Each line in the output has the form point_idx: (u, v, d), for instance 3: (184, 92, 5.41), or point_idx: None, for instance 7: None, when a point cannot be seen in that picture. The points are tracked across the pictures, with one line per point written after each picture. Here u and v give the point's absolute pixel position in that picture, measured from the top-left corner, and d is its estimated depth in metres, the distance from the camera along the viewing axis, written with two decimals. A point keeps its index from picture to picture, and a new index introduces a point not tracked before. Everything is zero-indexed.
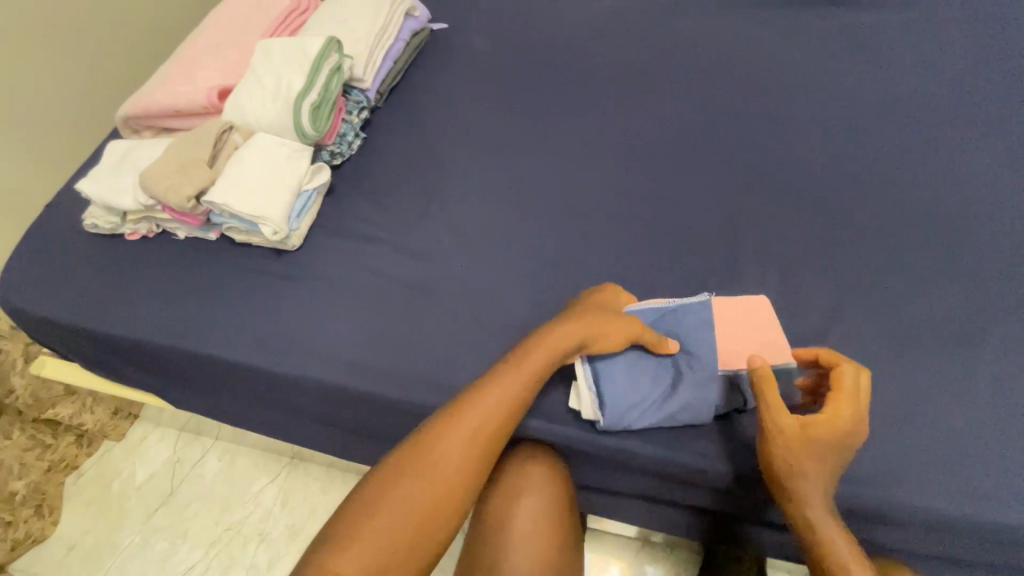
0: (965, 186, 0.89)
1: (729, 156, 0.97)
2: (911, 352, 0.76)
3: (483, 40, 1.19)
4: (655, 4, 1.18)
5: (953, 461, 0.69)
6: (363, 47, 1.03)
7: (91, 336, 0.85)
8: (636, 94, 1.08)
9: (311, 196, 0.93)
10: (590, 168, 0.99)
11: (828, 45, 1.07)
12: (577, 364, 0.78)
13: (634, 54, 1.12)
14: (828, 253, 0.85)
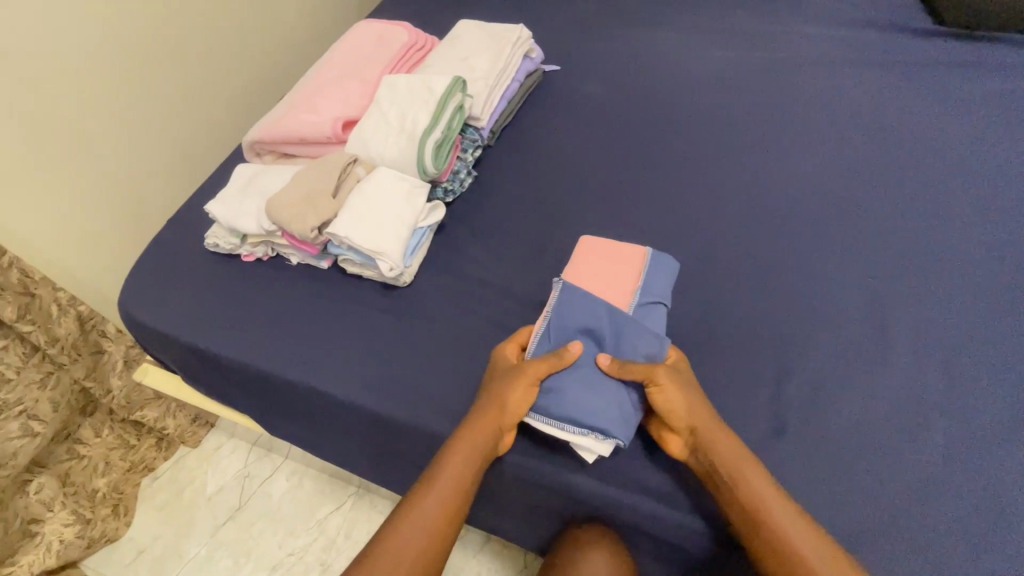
0: None
1: (860, 246, 0.87)
2: None
3: (603, 86, 1.14)
4: (788, 70, 1.10)
5: None
6: (482, 86, 1.00)
7: (199, 355, 0.86)
8: (752, 162, 0.99)
9: (425, 233, 0.87)
10: (721, 241, 0.90)
11: (966, 132, 0.97)
12: (538, 424, 0.71)
13: (766, 121, 1.04)
14: (987, 372, 0.74)
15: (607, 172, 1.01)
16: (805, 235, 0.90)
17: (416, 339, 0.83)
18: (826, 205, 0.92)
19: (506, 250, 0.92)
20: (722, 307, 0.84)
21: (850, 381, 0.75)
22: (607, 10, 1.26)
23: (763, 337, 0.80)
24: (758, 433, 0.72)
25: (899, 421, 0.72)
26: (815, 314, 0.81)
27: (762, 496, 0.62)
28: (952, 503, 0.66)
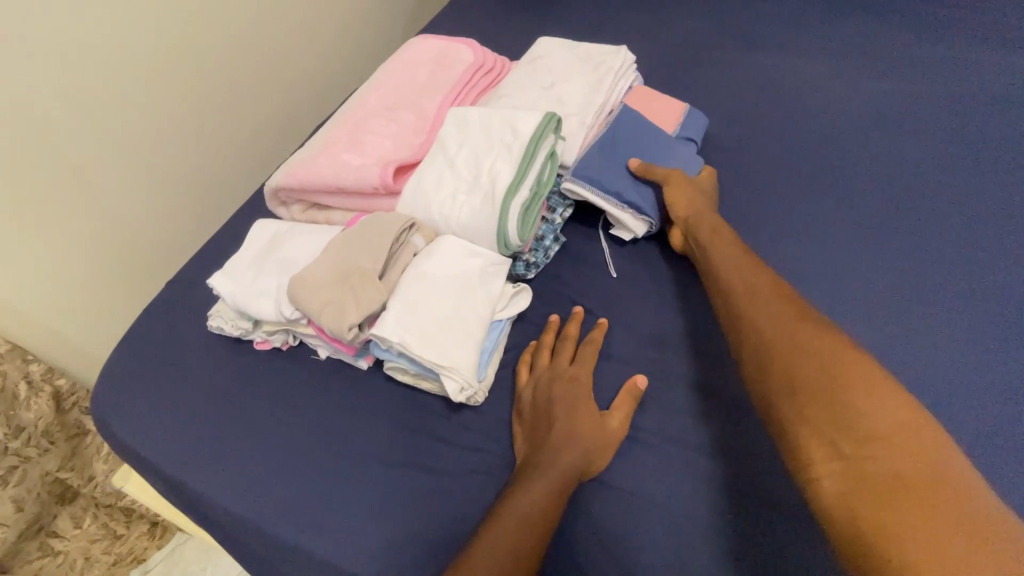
0: None
1: None
2: None
3: (727, 118, 0.86)
4: (1006, 115, 0.79)
5: None
6: (579, 126, 0.76)
7: (186, 484, 0.62)
8: (960, 232, 0.70)
9: (503, 329, 0.63)
10: (959, 372, 0.60)
11: None
12: (588, 194, 0.72)
13: (990, 188, 0.73)
14: None
15: (748, 239, 0.73)
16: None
17: (490, 492, 0.56)
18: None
19: (619, 354, 0.65)
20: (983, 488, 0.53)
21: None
22: (729, 28, 0.98)
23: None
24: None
25: None
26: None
27: (734, 260, 0.62)
28: None
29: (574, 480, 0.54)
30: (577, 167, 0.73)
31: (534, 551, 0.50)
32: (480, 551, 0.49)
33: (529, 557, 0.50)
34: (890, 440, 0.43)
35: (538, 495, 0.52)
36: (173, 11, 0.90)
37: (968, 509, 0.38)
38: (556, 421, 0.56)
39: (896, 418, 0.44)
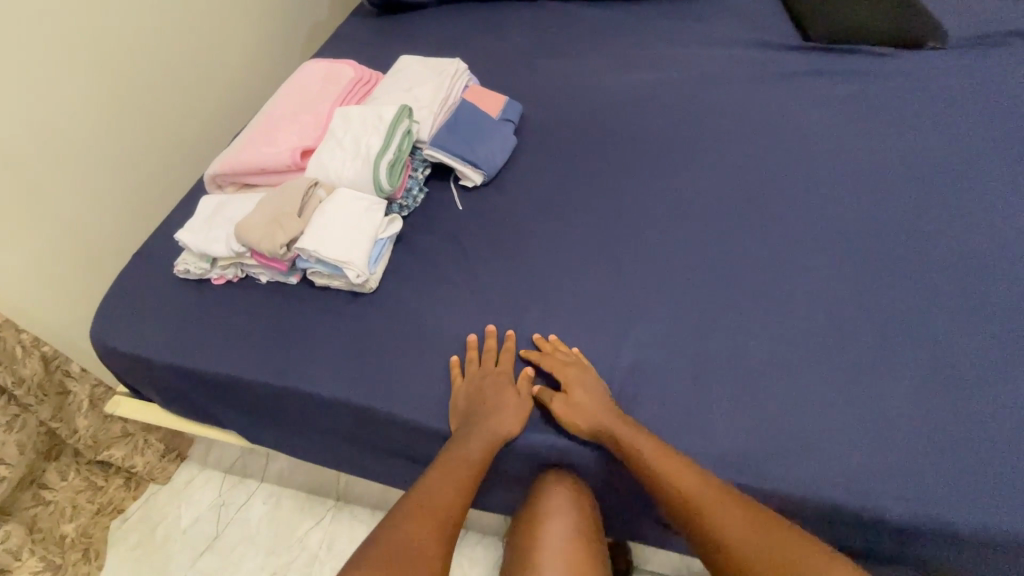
0: (986, 230, 0.91)
1: (763, 208, 0.98)
2: (960, 391, 0.76)
3: (533, 98, 1.25)
4: (706, 76, 1.20)
5: (1012, 485, 0.70)
6: (428, 112, 1.11)
7: (178, 373, 0.91)
8: (668, 145, 1.09)
9: (385, 245, 0.97)
10: (661, 224, 0.98)
11: (841, 103, 1.11)
12: (442, 156, 1.08)
13: (693, 119, 1.13)
14: (872, 299, 0.86)
15: (544, 171, 1.11)
16: (741, 215, 0.98)
17: (385, 338, 0.90)
18: (756, 187, 1.01)
19: (463, 250, 1.00)
20: (670, 284, 0.91)
21: (797, 338, 0.84)
22: (535, 39, 1.37)
23: (712, 307, 0.88)
24: (711, 388, 0.81)
25: (806, 348, 0.82)
26: (756, 284, 0.89)
27: (671, 472, 0.72)
28: (851, 409, 0.77)
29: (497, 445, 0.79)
30: (433, 140, 1.08)
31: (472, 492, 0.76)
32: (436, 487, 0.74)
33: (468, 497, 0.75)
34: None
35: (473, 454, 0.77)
36: (106, 57, 1.16)
37: None
38: (481, 401, 0.80)
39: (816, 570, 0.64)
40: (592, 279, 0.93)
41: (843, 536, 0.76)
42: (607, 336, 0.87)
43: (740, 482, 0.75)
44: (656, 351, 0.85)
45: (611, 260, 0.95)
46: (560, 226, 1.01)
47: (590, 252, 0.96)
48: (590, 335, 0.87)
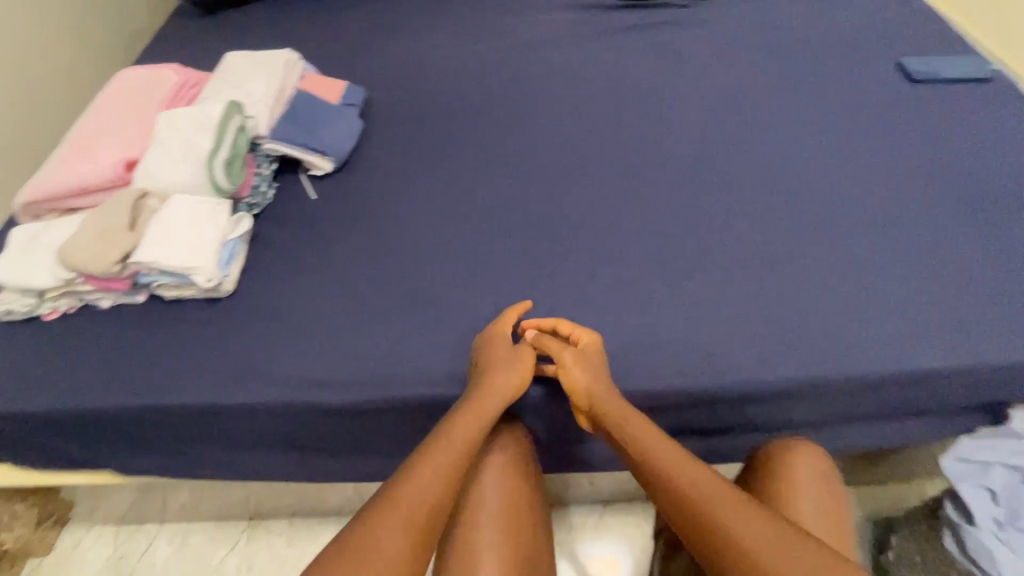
0: (779, 137, 1.05)
1: (598, 147, 1.05)
2: (770, 271, 0.88)
3: (375, 80, 1.25)
4: (536, 40, 1.27)
5: (817, 338, 0.81)
6: (263, 105, 1.08)
7: (18, 420, 0.83)
8: (508, 105, 1.14)
9: (237, 245, 0.94)
10: (507, 176, 1.03)
11: (654, 49, 1.22)
12: (287, 148, 1.06)
13: (530, 78, 1.19)
14: (695, 210, 0.96)
15: (393, 147, 1.11)
16: (584, 156, 1.04)
17: (249, 336, 0.88)
18: (593, 131, 1.08)
19: (321, 236, 0.99)
20: (527, 227, 0.95)
21: (643, 254, 0.91)
22: (371, 22, 1.37)
23: (567, 240, 0.93)
24: (570, 313, 0.86)
25: (645, 262, 0.90)
26: (597, 214, 0.96)
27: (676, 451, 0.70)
28: (688, 305, 0.85)
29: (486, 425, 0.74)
30: (273, 133, 1.06)
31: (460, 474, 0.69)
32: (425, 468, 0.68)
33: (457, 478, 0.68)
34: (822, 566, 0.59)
35: (464, 433, 0.72)
36: None
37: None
38: (484, 381, 0.77)
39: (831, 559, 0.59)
40: (450, 239, 0.95)
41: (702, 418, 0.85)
42: (473, 286, 0.90)
43: None
44: (521, 289, 0.89)
45: (470, 216, 0.98)
46: (414, 196, 1.02)
47: (448, 213, 0.98)
48: (456, 288, 0.89)
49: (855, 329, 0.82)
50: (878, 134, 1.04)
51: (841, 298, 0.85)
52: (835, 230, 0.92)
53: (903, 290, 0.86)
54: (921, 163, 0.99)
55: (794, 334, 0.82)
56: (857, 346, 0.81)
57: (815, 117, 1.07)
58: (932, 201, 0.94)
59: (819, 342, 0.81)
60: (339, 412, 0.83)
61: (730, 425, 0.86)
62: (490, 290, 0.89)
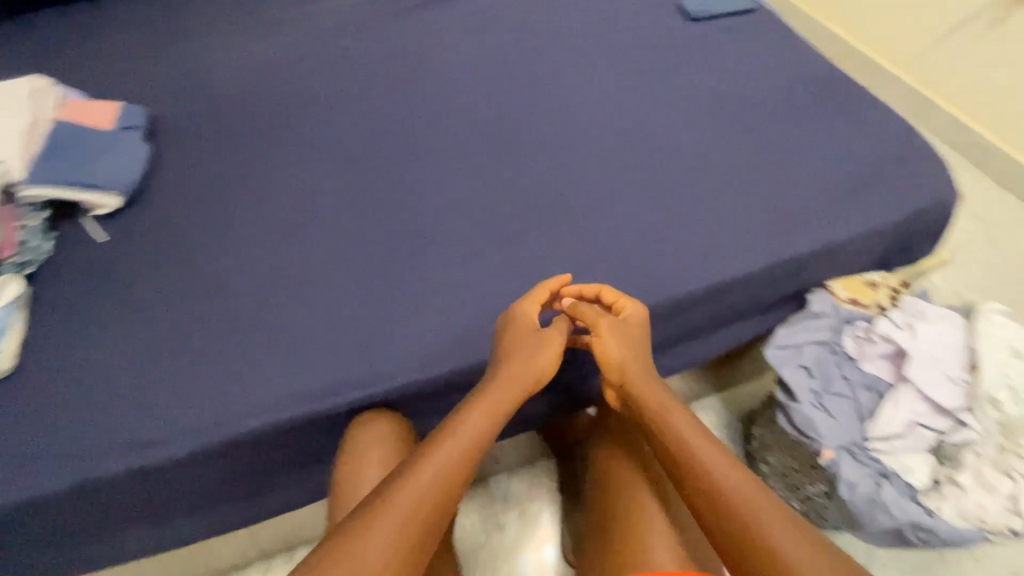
0: (582, 91, 1.09)
1: (412, 129, 1.03)
2: (589, 220, 0.92)
3: (157, 95, 1.11)
4: (334, 28, 1.20)
5: (637, 274, 0.88)
6: (10, 143, 0.91)
7: None
8: (312, 101, 1.08)
9: (8, 313, 0.80)
10: (321, 176, 0.97)
11: (456, 21, 1.21)
12: (52, 190, 0.91)
13: (331, 69, 1.13)
14: (515, 174, 0.97)
15: (190, 166, 1.00)
16: (398, 140, 1.01)
17: (42, 412, 0.76)
18: (404, 112, 1.05)
19: (117, 282, 0.87)
20: (350, 224, 0.91)
21: (472, 226, 0.91)
22: (144, 31, 1.21)
23: (395, 228, 0.91)
24: (406, 303, 0.84)
25: (472, 236, 0.90)
26: (420, 197, 0.94)
27: (681, 419, 0.76)
28: (518, 270, 0.87)
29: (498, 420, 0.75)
30: (30, 176, 0.90)
31: (463, 478, 0.70)
32: (427, 466, 0.68)
33: (453, 484, 0.68)
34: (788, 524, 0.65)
35: (470, 431, 0.73)
36: None
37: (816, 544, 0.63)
38: (512, 371, 0.77)
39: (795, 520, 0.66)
40: (266, 254, 0.89)
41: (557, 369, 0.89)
42: (302, 296, 0.84)
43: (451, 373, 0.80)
44: (353, 289, 0.85)
45: (288, 225, 0.91)
46: (221, 216, 0.93)
47: (263, 226, 0.91)
48: (284, 303, 0.84)
49: (667, 257, 0.89)
50: (669, 74, 1.12)
51: (653, 232, 0.91)
52: (641, 170, 0.98)
53: (706, 212, 0.93)
54: (705, 93, 1.09)
55: (619, 273, 0.88)
56: (670, 273, 0.88)
57: (613, 67, 1.13)
58: (719, 125, 1.04)
59: (642, 274, 0.87)
60: (170, 467, 0.75)
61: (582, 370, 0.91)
62: (320, 297, 0.84)
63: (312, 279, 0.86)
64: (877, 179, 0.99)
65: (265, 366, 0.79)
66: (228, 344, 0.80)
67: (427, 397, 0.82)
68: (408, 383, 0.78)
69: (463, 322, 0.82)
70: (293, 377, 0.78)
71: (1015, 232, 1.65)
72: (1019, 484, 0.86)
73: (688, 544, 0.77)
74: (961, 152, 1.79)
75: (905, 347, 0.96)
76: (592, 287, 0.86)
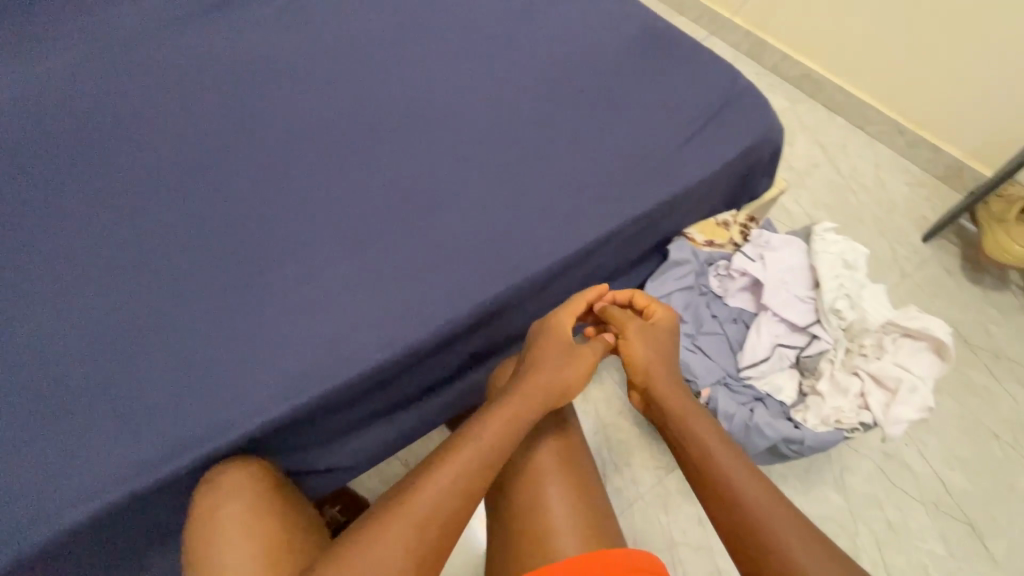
0: (421, 74, 1.03)
1: (241, 144, 0.94)
2: (443, 211, 0.89)
3: None
4: (128, 31, 1.04)
5: (497, 256, 0.86)
6: None
7: None
8: (116, 126, 0.94)
9: None
10: (140, 213, 0.86)
11: (275, 11, 1.09)
12: None
13: (130, 83, 0.99)
14: (360, 176, 0.92)
15: None
16: (224, 157, 0.92)
17: None
18: (227, 124, 0.96)
19: None
20: (179, 260, 0.83)
21: (317, 239, 0.86)
22: None
23: (232, 257, 0.84)
24: (259, 336, 0.78)
25: (322, 251, 0.85)
26: (259, 219, 0.87)
27: (696, 414, 0.82)
28: (375, 278, 0.83)
29: (523, 425, 0.78)
30: None
31: (486, 482, 0.72)
32: (461, 464, 0.71)
33: (476, 493, 0.71)
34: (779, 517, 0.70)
35: (497, 436, 0.75)
36: None
37: (807, 537, 0.68)
38: (552, 376, 0.83)
39: (791, 516, 0.70)
40: (83, 313, 0.78)
41: (435, 369, 0.89)
42: (130, 353, 0.75)
43: (319, 399, 0.75)
44: (193, 330, 0.77)
45: (101, 275, 0.81)
46: (16, 278, 0.80)
47: (76, 282, 0.80)
48: (111, 363, 0.74)
49: (524, 235, 0.88)
50: (510, 43, 1.08)
51: (509, 212, 0.90)
52: (490, 149, 0.95)
53: (559, 182, 0.93)
54: (545, 57, 1.07)
55: (478, 258, 0.86)
56: (529, 250, 0.87)
57: (451, 43, 1.08)
58: (559, 90, 1.03)
59: (501, 254, 0.86)
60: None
61: (461, 364, 0.92)
62: (153, 347, 0.76)
63: (145, 330, 0.77)
64: (712, 124, 1.03)
65: (95, 438, 0.70)
66: (45, 422, 0.70)
67: (298, 428, 0.78)
68: (268, 420, 0.73)
69: (321, 343, 0.78)
70: (131, 443, 0.70)
71: (850, 150, 1.84)
72: (865, 381, 0.95)
73: (601, 535, 0.78)
74: (797, 84, 1.95)
75: (758, 276, 1.03)
76: (453, 279, 0.84)
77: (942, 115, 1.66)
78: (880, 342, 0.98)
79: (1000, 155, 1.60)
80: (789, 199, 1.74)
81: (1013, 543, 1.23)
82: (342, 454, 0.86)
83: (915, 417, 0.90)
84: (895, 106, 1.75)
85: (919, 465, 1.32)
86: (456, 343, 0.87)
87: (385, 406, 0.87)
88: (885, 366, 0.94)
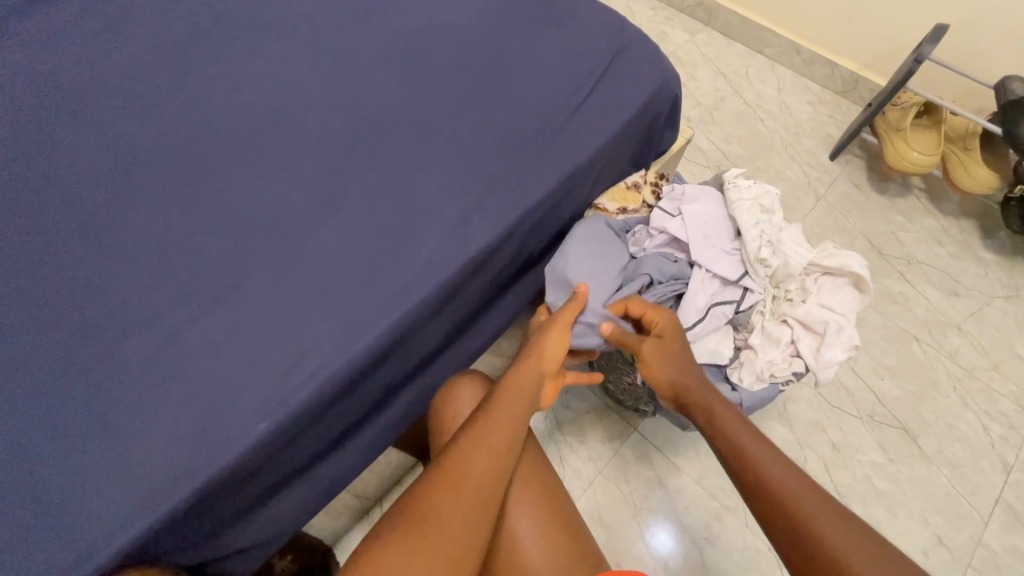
0: (268, 81, 0.91)
1: (72, 202, 0.81)
2: (317, 242, 0.80)
3: None
4: None
5: (385, 282, 0.79)
6: None
7: None
8: None
9: None
10: None
11: (80, 28, 0.92)
12: None
13: None
14: (218, 217, 0.81)
15: None
16: (48, 221, 0.80)
17: None
18: (42, 181, 0.82)
19: None
20: (20, 356, 0.72)
21: (180, 298, 0.76)
22: None
23: (79, 340, 0.73)
24: (132, 427, 0.70)
25: (187, 312, 0.75)
26: (108, 289, 0.76)
27: (730, 415, 0.80)
28: (252, 334, 0.75)
29: (521, 424, 0.82)
30: None
31: (496, 486, 0.75)
32: (471, 465, 0.74)
33: (491, 496, 0.74)
34: (841, 523, 0.67)
35: (500, 433, 0.79)
36: None
37: (878, 545, 0.65)
38: (534, 360, 0.88)
39: (851, 522, 0.67)
40: None
41: (346, 410, 0.82)
42: None
43: (214, 480, 0.69)
44: (50, 434, 0.69)
45: None
46: None
47: None
48: None
49: (410, 253, 0.81)
50: (363, 25, 0.96)
51: (389, 229, 0.82)
52: (359, 160, 0.86)
53: (439, 185, 0.85)
54: (404, 36, 0.95)
55: (366, 286, 0.79)
56: (418, 270, 0.80)
57: (295, 36, 0.94)
58: (426, 74, 0.92)
59: (387, 281, 0.79)
60: None
61: (375, 398, 0.86)
62: (6, 463, 0.67)
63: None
64: (595, 87, 0.95)
65: None
66: None
67: (200, 512, 0.71)
68: (159, 516, 0.66)
69: (204, 417, 0.71)
70: None
71: (753, 77, 1.80)
72: (794, 328, 0.94)
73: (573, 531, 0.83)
74: (693, 14, 1.89)
75: (679, 232, 0.98)
76: (341, 316, 0.77)
77: (831, 30, 1.65)
78: (803, 285, 0.97)
79: (891, 62, 1.61)
80: (701, 135, 1.71)
81: (942, 438, 1.32)
82: (268, 513, 0.82)
83: (844, 358, 0.90)
84: (787, 26, 1.73)
85: (853, 382, 1.37)
86: (362, 381, 0.80)
87: (299, 460, 0.81)
88: (811, 310, 0.93)
